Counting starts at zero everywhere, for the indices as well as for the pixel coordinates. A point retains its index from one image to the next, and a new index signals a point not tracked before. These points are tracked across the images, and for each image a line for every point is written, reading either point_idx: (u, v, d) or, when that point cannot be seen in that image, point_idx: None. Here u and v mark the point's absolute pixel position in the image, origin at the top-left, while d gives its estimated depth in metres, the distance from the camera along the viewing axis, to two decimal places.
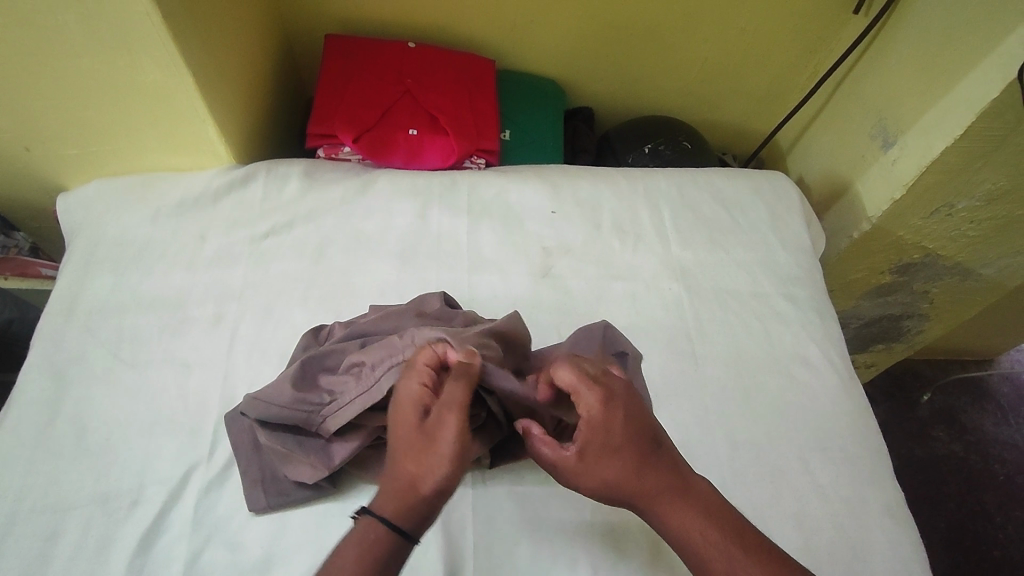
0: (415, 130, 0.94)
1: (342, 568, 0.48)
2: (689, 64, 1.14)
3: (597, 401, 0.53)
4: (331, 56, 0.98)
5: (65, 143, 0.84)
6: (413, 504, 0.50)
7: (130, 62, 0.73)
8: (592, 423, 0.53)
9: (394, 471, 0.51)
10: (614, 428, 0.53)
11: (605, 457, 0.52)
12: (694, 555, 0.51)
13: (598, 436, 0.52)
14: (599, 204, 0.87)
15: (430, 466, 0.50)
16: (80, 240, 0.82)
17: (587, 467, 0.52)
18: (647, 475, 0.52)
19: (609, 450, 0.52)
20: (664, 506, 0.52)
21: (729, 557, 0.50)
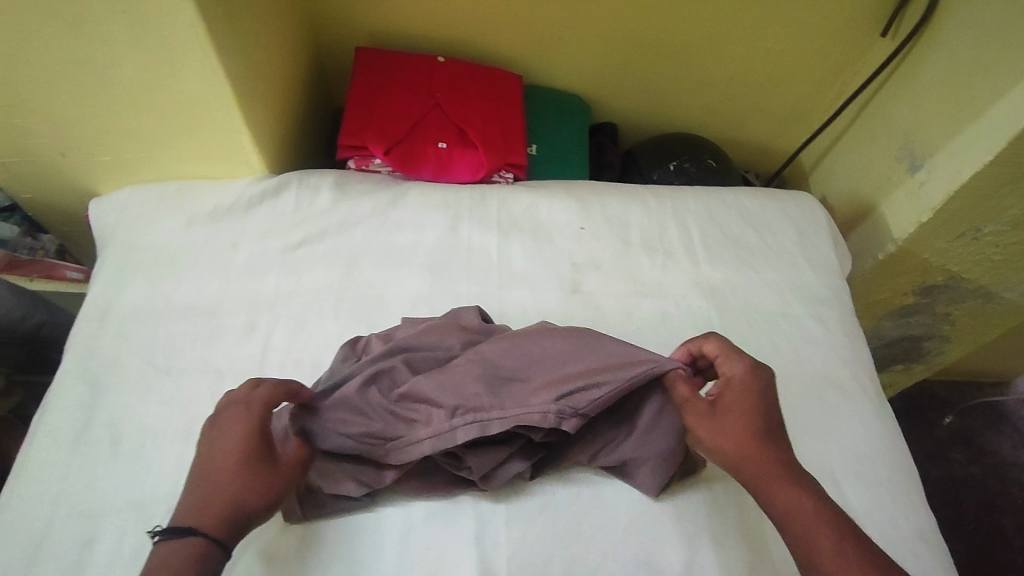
0: (444, 144, 0.95)
1: None
2: (715, 83, 1.15)
3: (742, 367, 0.61)
4: (363, 69, 0.99)
5: (100, 150, 0.85)
6: (235, 526, 0.53)
7: (170, 72, 0.74)
8: (738, 381, 0.60)
9: (222, 496, 0.53)
10: (750, 392, 0.60)
11: (735, 411, 0.58)
12: (786, 519, 0.53)
13: (739, 390, 0.60)
14: (628, 221, 0.87)
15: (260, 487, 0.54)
16: (114, 246, 0.82)
17: (717, 416, 0.58)
18: (767, 446, 0.56)
19: (741, 406, 0.59)
20: (769, 470, 0.55)
21: (821, 531, 0.51)
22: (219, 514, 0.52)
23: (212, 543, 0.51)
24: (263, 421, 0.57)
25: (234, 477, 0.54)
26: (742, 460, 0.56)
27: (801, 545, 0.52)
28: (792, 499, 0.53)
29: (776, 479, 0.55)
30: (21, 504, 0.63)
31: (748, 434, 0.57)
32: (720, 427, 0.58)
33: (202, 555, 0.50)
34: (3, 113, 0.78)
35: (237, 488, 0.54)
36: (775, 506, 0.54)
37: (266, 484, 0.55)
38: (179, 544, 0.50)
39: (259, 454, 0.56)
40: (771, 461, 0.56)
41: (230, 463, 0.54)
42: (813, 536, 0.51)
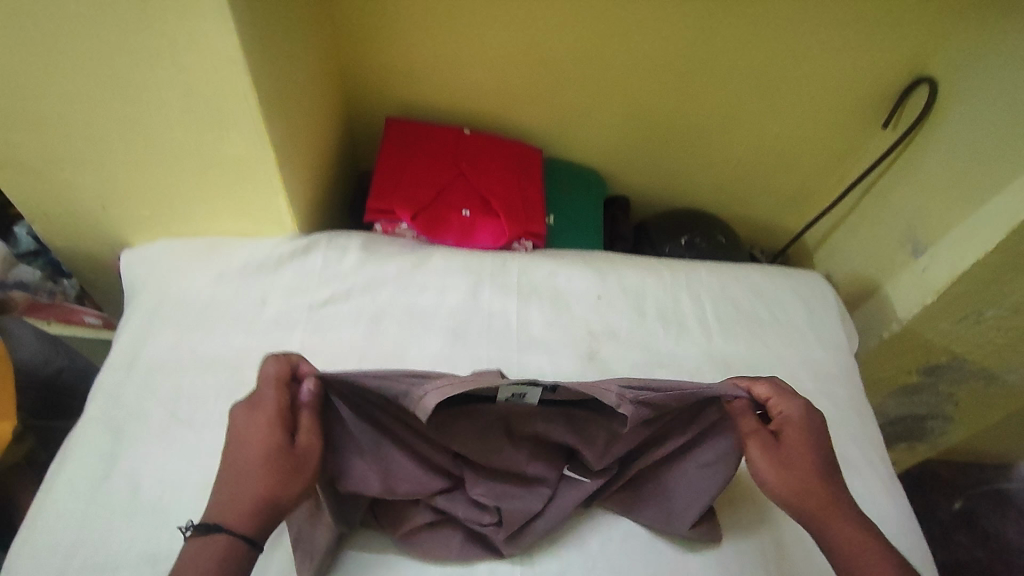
0: (468, 212, 0.99)
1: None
2: (724, 163, 1.20)
3: (798, 409, 0.62)
4: (392, 137, 1.04)
5: (139, 205, 0.88)
6: (261, 515, 0.53)
7: (218, 137, 0.78)
8: (795, 420, 0.61)
9: (244, 489, 0.54)
10: (808, 431, 0.61)
11: (797, 449, 0.60)
12: (846, 554, 0.55)
13: (798, 430, 0.61)
14: (643, 292, 0.90)
15: (282, 476, 0.54)
16: (144, 297, 0.85)
17: (778, 452, 0.60)
18: (829, 484, 0.58)
19: (802, 444, 0.60)
20: (830, 508, 0.57)
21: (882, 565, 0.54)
22: (242, 511, 0.53)
23: (237, 540, 0.52)
24: (279, 411, 0.57)
25: (251, 465, 0.54)
26: (803, 496, 0.58)
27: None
28: (849, 537, 0.56)
29: (839, 516, 0.57)
30: (34, 554, 0.62)
31: (810, 472, 0.59)
32: (786, 464, 0.59)
33: (230, 552, 0.51)
34: (53, 167, 0.82)
35: (254, 478, 0.54)
36: (835, 542, 0.56)
37: (290, 472, 0.55)
38: (203, 543, 0.52)
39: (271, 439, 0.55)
40: (827, 498, 0.58)
41: (252, 455, 0.55)
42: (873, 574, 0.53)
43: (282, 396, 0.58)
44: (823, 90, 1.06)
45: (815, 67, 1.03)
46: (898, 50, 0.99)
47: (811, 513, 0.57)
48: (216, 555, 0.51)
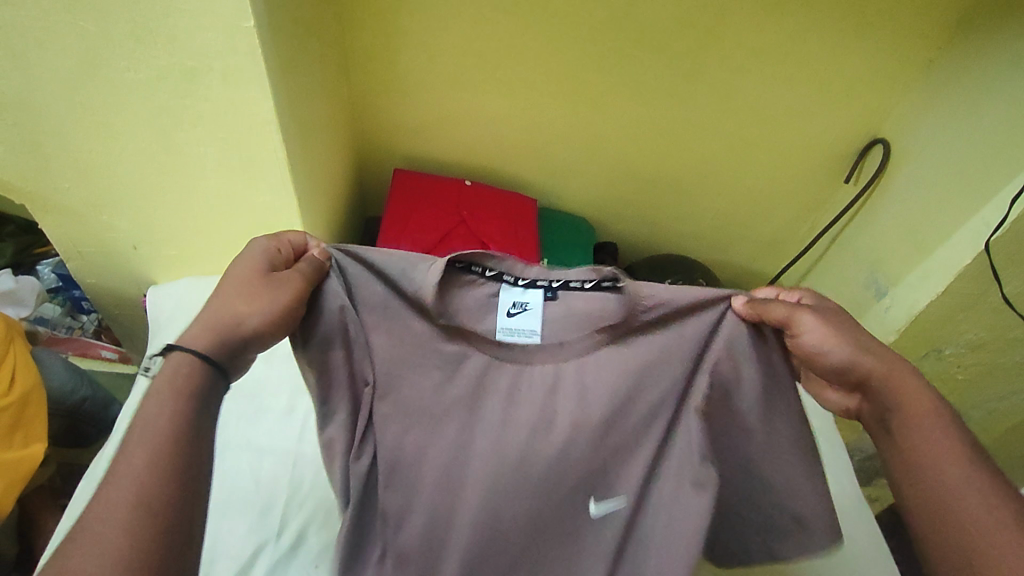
0: (470, 255, 1.08)
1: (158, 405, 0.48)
2: (705, 212, 1.31)
3: (809, 293, 0.62)
4: (400, 186, 1.14)
5: (169, 245, 0.96)
6: (222, 332, 0.54)
7: (247, 185, 0.87)
8: (814, 299, 0.61)
9: (218, 307, 0.55)
10: (831, 305, 0.61)
11: (834, 315, 0.59)
12: (904, 414, 0.55)
13: (824, 304, 0.60)
14: None
15: (262, 300, 0.55)
16: (170, 330, 0.92)
17: (827, 319, 0.58)
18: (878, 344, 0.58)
19: (834, 313, 0.59)
20: (890, 369, 0.57)
21: (936, 425, 0.54)
22: (208, 332, 0.53)
23: (204, 368, 0.52)
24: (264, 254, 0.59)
25: (233, 292, 0.56)
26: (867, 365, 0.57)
27: (936, 453, 0.53)
28: (915, 397, 0.56)
29: (897, 373, 0.57)
30: None
31: (856, 332, 0.58)
32: (835, 326, 0.58)
33: (197, 374, 0.51)
34: (95, 211, 0.91)
35: (234, 295, 0.55)
36: (906, 415, 0.55)
37: (264, 294, 0.55)
38: (174, 366, 0.51)
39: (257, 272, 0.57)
40: (883, 354, 0.58)
41: (249, 276, 0.57)
42: (937, 434, 0.54)
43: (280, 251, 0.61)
44: (791, 148, 1.17)
45: (782, 129, 1.14)
46: (855, 114, 1.11)
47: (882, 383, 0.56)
48: (182, 382, 0.50)
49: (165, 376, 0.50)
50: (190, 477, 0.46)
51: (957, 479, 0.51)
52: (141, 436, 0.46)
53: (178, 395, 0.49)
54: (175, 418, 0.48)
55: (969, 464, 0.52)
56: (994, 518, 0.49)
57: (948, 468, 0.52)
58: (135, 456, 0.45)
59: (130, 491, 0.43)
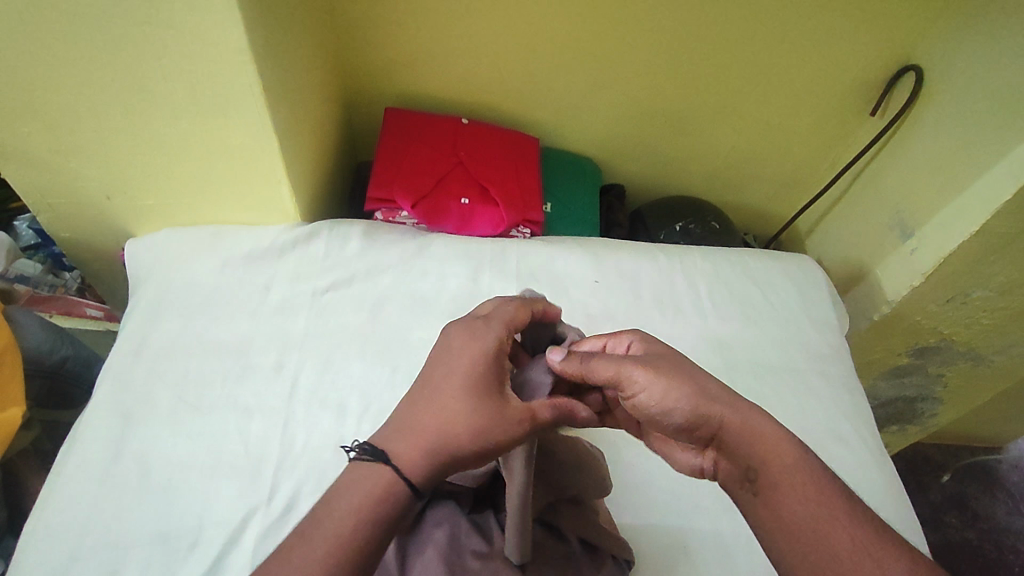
0: (467, 200, 1.01)
1: (339, 529, 0.45)
2: (717, 151, 1.22)
3: (640, 372, 0.56)
4: (392, 127, 1.05)
5: (144, 194, 0.89)
6: (435, 460, 0.50)
7: (223, 127, 0.79)
8: (649, 374, 0.55)
9: (422, 421, 0.51)
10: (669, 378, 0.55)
11: (664, 387, 0.55)
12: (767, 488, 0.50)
13: (655, 378, 0.55)
14: (640, 276, 0.92)
15: (485, 435, 0.51)
16: (150, 285, 0.86)
17: (656, 371, 0.56)
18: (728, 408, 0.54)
19: (668, 385, 0.55)
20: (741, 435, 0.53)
21: (810, 504, 0.48)
22: (417, 457, 0.49)
23: (405, 490, 0.48)
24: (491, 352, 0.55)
25: (446, 403, 0.51)
26: (707, 410, 0.54)
27: (812, 492, 0.49)
28: (776, 460, 0.51)
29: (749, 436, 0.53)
30: (49, 533, 0.64)
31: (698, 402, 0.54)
32: (654, 390, 0.55)
33: (392, 502, 0.48)
34: (60, 158, 0.84)
35: (439, 412, 0.51)
36: (770, 460, 0.51)
37: (481, 418, 0.51)
38: (370, 471, 0.48)
39: (489, 389, 0.53)
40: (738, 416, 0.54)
41: (458, 387, 0.52)
42: (814, 516, 0.48)
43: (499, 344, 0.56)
44: (814, 78, 1.08)
45: (805, 57, 1.05)
46: (885, 39, 1.01)
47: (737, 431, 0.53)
48: (377, 503, 0.47)
49: (353, 500, 0.47)
50: None
51: (836, 517, 0.47)
52: (317, 545, 0.45)
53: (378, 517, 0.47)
54: (366, 538, 0.46)
55: (844, 499, 0.49)
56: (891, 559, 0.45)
57: (821, 499, 0.48)
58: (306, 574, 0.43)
59: None
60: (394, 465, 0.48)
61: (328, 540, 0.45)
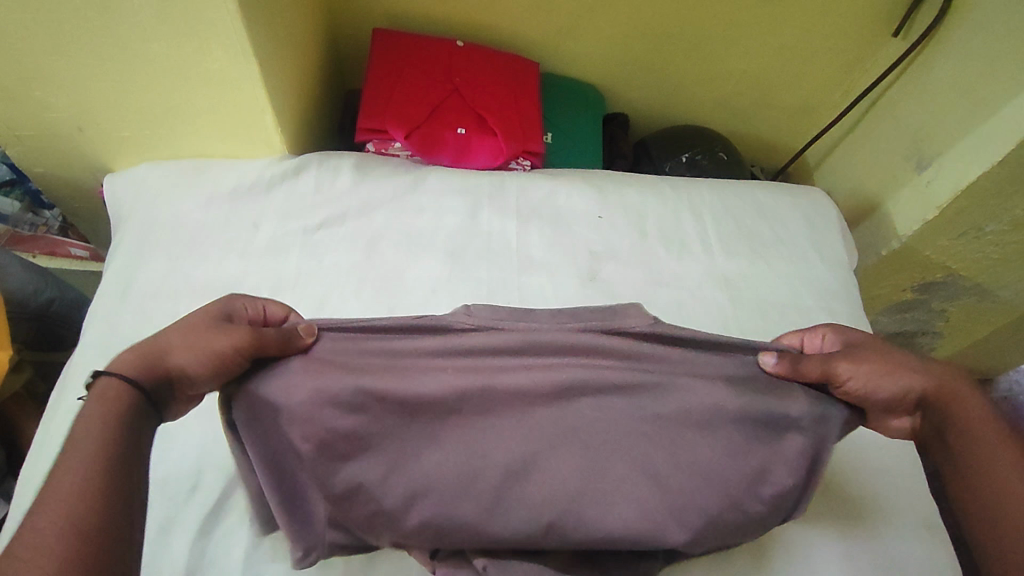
0: (463, 130, 0.94)
1: (83, 433, 0.45)
2: (727, 77, 1.16)
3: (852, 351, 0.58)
4: (381, 51, 0.98)
5: (119, 125, 0.83)
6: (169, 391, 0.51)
7: (198, 49, 0.72)
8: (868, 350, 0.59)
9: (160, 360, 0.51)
10: (892, 362, 0.57)
11: (887, 364, 0.57)
12: (966, 445, 0.56)
13: (877, 352, 0.58)
14: (645, 212, 0.89)
15: (213, 365, 0.51)
16: (134, 224, 0.82)
17: (863, 358, 0.57)
18: (955, 384, 0.58)
19: (897, 365, 0.57)
20: (962, 408, 0.57)
21: (1013, 464, 0.54)
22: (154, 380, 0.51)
23: (133, 392, 0.49)
24: (212, 319, 0.53)
25: (179, 349, 0.51)
26: (922, 394, 0.57)
27: (998, 465, 0.54)
28: (974, 417, 0.56)
29: (960, 401, 0.57)
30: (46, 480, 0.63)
31: (915, 378, 0.57)
32: (876, 366, 0.57)
33: (120, 402, 0.48)
34: (25, 86, 0.77)
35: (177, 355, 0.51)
36: (966, 424, 0.56)
37: (216, 360, 0.51)
38: (109, 385, 0.49)
39: (201, 332, 0.52)
40: (945, 381, 0.58)
41: (186, 342, 0.51)
42: (1015, 476, 0.53)
43: (214, 314, 0.54)
44: None
45: None
46: None
47: (937, 400, 0.57)
48: (113, 407, 0.47)
49: (87, 421, 0.46)
50: (133, 515, 0.44)
51: (1021, 491, 0.53)
52: (69, 456, 0.44)
53: (112, 421, 0.47)
54: (110, 443, 0.45)
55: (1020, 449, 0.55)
56: None
57: (1002, 460, 0.54)
58: (62, 480, 0.43)
59: (58, 503, 0.41)
60: (107, 373, 0.49)
61: (71, 447, 0.45)
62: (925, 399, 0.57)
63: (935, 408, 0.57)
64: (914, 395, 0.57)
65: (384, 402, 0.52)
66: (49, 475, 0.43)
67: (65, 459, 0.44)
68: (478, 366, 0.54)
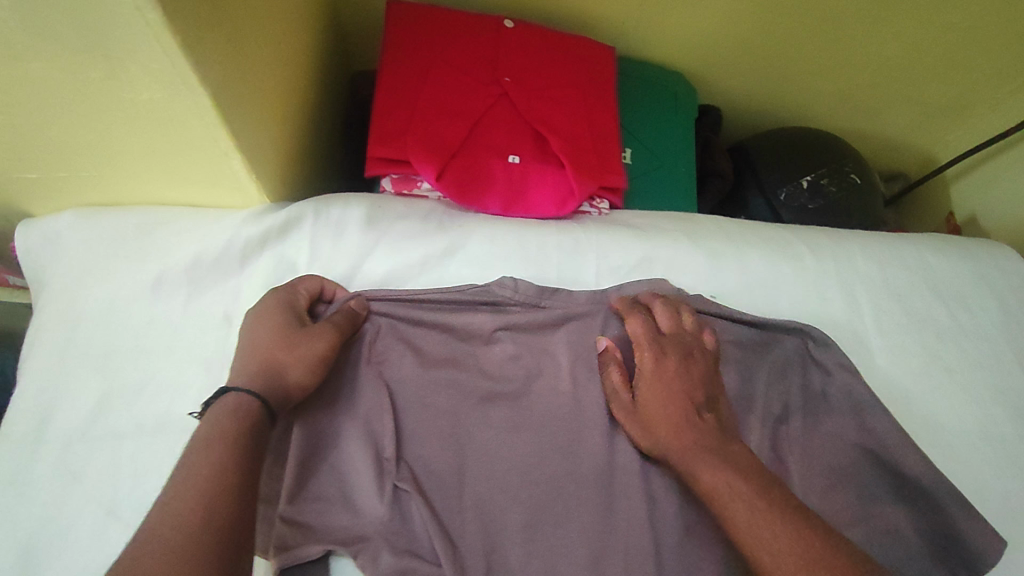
0: (517, 158, 0.67)
1: (210, 445, 0.43)
2: (863, 63, 0.86)
3: (653, 357, 0.55)
4: (401, 37, 0.70)
5: (17, 167, 0.57)
6: (279, 391, 0.49)
7: (115, 76, 0.45)
8: (652, 366, 0.55)
9: (260, 361, 0.50)
10: (679, 393, 0.54)
11: (680, 401, 0.53)
12: (709, 498, 0.48)
13: (676, 377, 0.54)
14: (777, 290, 0.63)
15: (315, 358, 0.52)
16: (53, 317, 0.59)
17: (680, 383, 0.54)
18: (687, 428, 0.52)
19: (677, 401, 0.53)
20: (696, 462, 0.50)
21: (753, 511, 0.46)
22: (266, 381, 0.49)
23: (260, 404, 0.47)
24: (295, 307, 0.54)
25: (274, 347, 0.51)
26: (676, 441, 0.51)
27: (738, 518, 0.46)
28: (716, 478, 0.48)
29: (697, 457, 0.50)
30: None
31: (676, 418, 0.52)
32: (654, 400, 0.54)
33: (251, 415, 0.46)
34: None
35: (279, 351, 0.51)
36: (700, 474, 0.49)
37: (313, 349, 0.52)
38: (230, 400, 0.46)
39: (289, 326, 0.52)
40: (696, 435, 0.51)
41: (279, 342, 0.51)
42: (750, 524, 0.45)
43: (295, 303, 0.55)
44: None
45: None
46: None
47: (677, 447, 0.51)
48: (243, 423, 0.45)
49: (215, 430, 0.44)
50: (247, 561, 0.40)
51: (761, 538, 0.45)
52: (195, 472, 0.41)
53: (243, 444, 0.44)
54: (241, 454, 0.43)
55: (769, 509, 0.46)
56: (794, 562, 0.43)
57: (737, 509, 0.46)
58: (188, 496, 0.40)
59: (190, 513, 0.39)
60: (235, 390, 0.47)
61: (191, 461, 0.42)
62: (656, 442, 0.53)
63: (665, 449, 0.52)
64: (673, 431, 0.52)
65: (444, 390, 0.57)
66: (172, 482, 0.41)
67: (184, 473, 0.41)
68: (527, 344, 0.59)
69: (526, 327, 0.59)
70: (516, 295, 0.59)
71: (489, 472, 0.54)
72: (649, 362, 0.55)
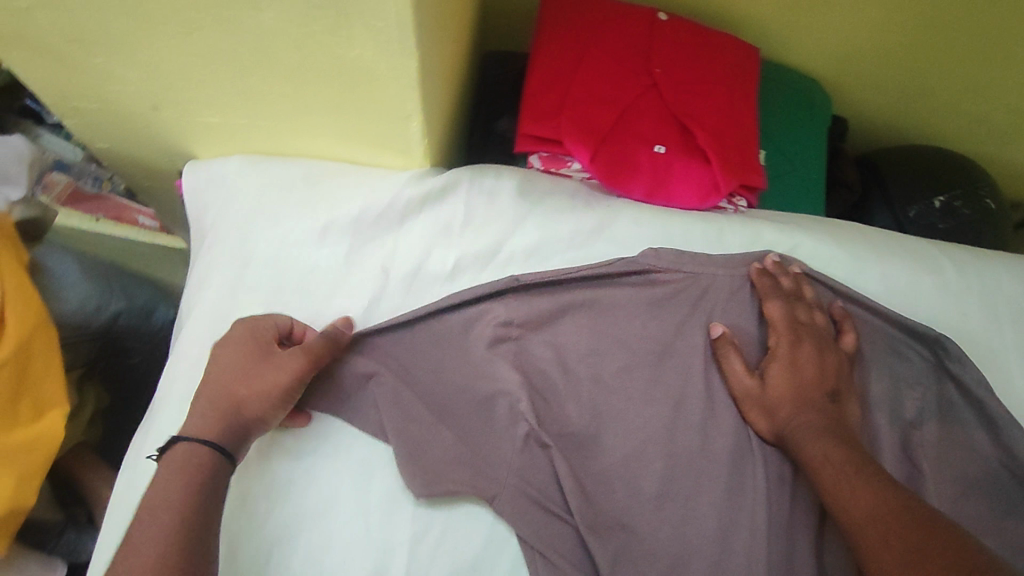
0: (663, 147, 0.68)
1: (162, 498, 0.45)
2: (1005, 88, 0.85)
3: (785, 338, 0.56)
4: (560, 20, 0.72)
5: (207, 108, 0.61)
6: (232, 430, 0.50)
7: (336, 32, 0.48)
8: (783, 346, 0.56)
9: (217, 395, 0.50)
10: (806, 376, 0.55)
11: (800, 380, 0.55)
12: (809, 468, 0.50)
13: (805, 360, 0.55)
14: (918, 303, 0.63)
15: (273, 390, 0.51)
16: (222, 253, 0.63)
17: (806, 365, 0.55)
18: (809, 410, 0.53)
19: (797, 384, 0.54)
20: (807, 437, 0.51)
21: (842, 475, 0.48)
22: (222, 425, 0.49)
23: (210, 453, 0.48)
24: (254, 338, 0.53)
25: (235, 379, 0.51)
26: (793, 420, 0.53)
27: (830, 482, 0.48)
28: (826, 449, 0.50)
29: (809, 434, 0.52)
30: None
31: (794, 398, 0.54)
32: (776, 377, 0.55)
33: (200, 465, 0.47)
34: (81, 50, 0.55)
35: (242, 386, 0.51)
36: (807, 450, 0.51)
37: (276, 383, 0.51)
38: (183, 455, 0.48)
39: (250, 358, 0.52)
40: (817, 415, 0.53)
41: (241, 378, 0.51)
42: (846, 487, 0.47)
43: (268, 333, 0.54)
44: None
45: None
46: None
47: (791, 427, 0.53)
48: (190, 474, 0.47)
49: (174, 480, 0.46)
50: None
51: (845, 492, 0.47)
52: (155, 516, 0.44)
53: (199, 495, 0.46)
54: (186, 499, 0.45)
55: (868, 475, 0.47)
56: (870, 507, 0.45)
57: (827, 471, 0.49)
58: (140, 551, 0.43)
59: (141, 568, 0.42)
60: (184, 441, 0.48)
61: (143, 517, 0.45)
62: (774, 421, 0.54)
63: (780, 427, 0.54)
64: (789, 406, 0.54)
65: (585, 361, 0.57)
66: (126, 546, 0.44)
67: (144, 522, 0.44)
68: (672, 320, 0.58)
69: (677, 299, 0.59)
70: (659, 261, 0.59)
71: (625, 443, 0.55)
72: (784, 346, 0.56)
